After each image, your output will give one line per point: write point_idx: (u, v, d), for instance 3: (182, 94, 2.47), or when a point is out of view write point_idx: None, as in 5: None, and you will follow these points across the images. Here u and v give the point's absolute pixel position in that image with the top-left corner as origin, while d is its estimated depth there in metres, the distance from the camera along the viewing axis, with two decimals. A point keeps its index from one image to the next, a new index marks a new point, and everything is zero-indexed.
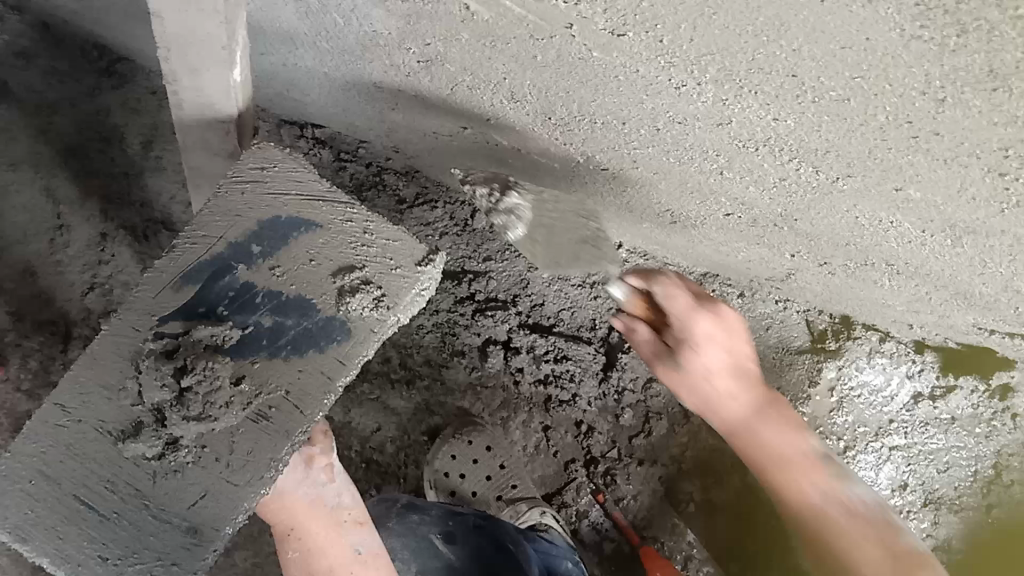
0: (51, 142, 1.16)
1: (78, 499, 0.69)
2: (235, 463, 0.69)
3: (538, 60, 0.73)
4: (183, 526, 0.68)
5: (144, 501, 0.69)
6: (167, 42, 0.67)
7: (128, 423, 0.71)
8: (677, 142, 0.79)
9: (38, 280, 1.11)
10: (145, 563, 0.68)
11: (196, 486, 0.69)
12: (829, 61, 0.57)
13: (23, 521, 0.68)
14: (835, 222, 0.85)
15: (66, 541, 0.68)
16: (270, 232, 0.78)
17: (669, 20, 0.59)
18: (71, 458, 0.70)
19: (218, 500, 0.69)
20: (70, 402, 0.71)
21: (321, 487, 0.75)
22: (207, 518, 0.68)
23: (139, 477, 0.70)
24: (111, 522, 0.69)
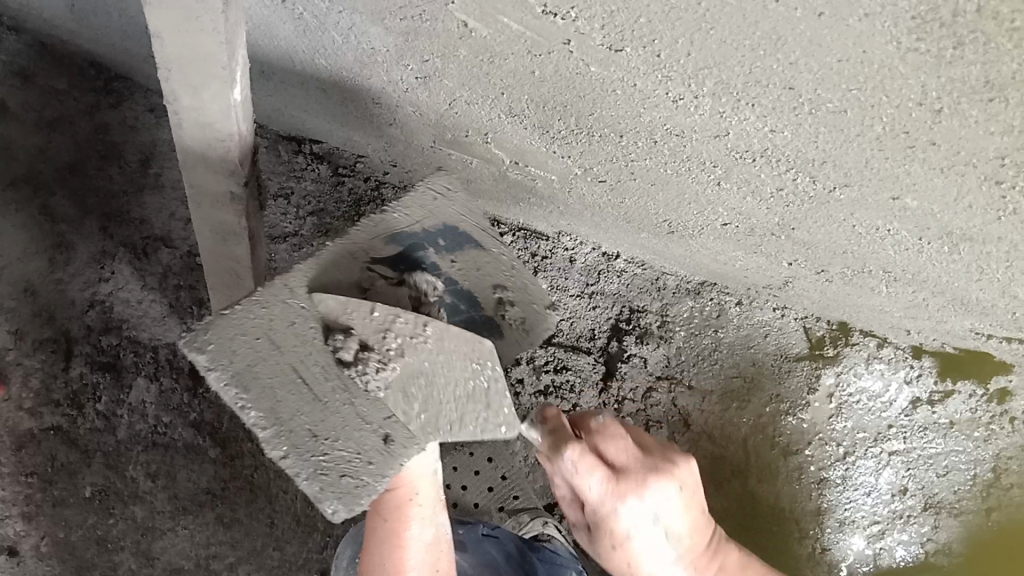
0: (51, 162, 1.16)
1: (294, 379, 0.68)
2: (434, 400, 0.68)
3: (537, 76, 0.73)
4: (380, 433, 0.68)
5: (352, 399, 0.68)
6: (169, 63, 0.67)
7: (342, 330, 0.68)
8: (675, 154, 0.79)
9: (38, 297, 1.13)
10: (346, 453, 0.67)
11: (392, 403, 0.68)
12: (825, 74, 0.58)
13: (242, 370, 0.67)
14: (832, 230, 0.85)
15: (280, 406, 0.67)
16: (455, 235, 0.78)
17: (666, 35, 0.60)
18: (292, 334, 0.68)
19: (411, 422, 0.68)
20: (297, 283, 0.69)
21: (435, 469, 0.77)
22: (403, 431, 0.68)
23: (348, 375, 0.68)
24: (319, 409, 0.68)
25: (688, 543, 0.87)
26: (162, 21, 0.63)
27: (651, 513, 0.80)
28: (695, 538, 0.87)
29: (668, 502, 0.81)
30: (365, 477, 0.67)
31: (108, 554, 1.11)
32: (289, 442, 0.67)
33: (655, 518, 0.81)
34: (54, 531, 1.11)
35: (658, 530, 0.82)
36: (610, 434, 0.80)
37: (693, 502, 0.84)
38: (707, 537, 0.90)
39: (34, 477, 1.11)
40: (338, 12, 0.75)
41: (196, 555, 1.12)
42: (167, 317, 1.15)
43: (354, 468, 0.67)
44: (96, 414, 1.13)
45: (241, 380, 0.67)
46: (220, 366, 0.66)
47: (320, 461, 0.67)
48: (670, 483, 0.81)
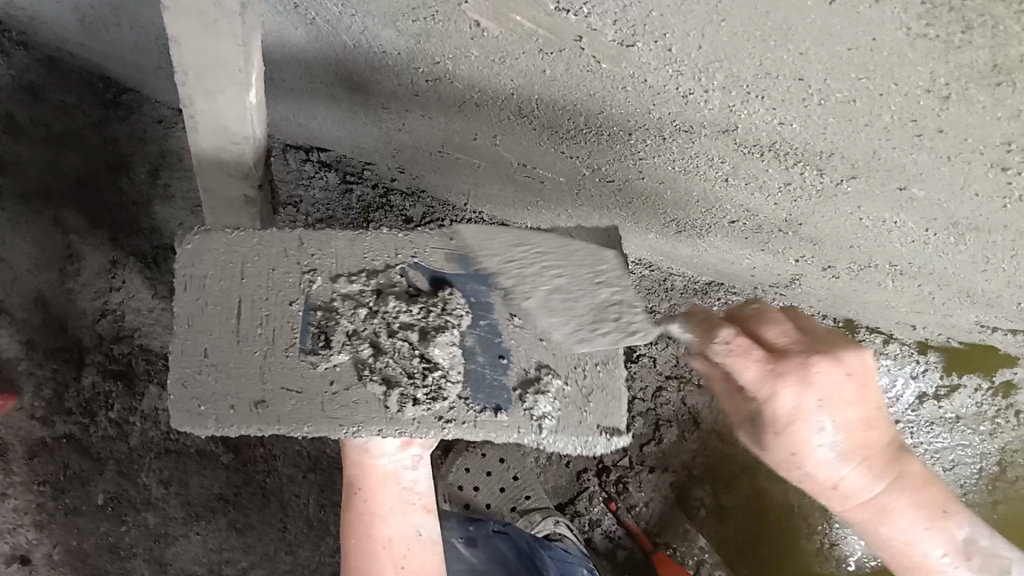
0: (59, 175, 1.16)
1: (231, 318, 0.65)
2: (338, 397, 0.64)
3: (548, 74, 0.74)
4: (255, 395, 0.64)
5: (267, 355, 0.65)
6: (185, 68, 0.68)
7: (325, 300, 0.67)
8: (684, 151, 0.81)
9: (50, 308, 1.13)
10: (215, 385, 0.64)
11: (301, 380, 0.64)
12: (836, 63, 0.59)
13: (193, 271, 0.66)
14: (839, 225, 0.86)
15: (200, 318, 0.65)
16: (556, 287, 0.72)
17: (678, 28, 0.61)
18: (263, 275, 0.67)
19: (303, 406, 0.64)
20: (309, 247, 0.68)
21: (404, 468, 0.77)
22: (279, 410, 0.64)
23: (282, 336, 0.65)
24: (231, 344, 0.65)
25: (859, 452, 0.65)
26: (180, 26, 0.64)
27: (831, 402, 0.62)
28: (868, 427, 0.65)
29: (840, 409, 0.63)
30: (198, 425, 0.64)
31: (120, 562, 1.12)
32: (183, 351, 0.65)
33: (829, 424, 0.63)
34: (67, 539, 1.12)
35: (842, 411, 0.63)
36: (770, 318, 0.65)
37: (866, 394, 0.64)
38: (880, 437, 0.67)
39: (47, 486, 1.12)
40: (349, 16, 0.76)
41: (208, 560, 1.13)
42: None
43: (215, 406, 0.64)
44: (108, 422, 1.13)
45: (190, 283, 0.66)
46: (183, 262, 0.66)
47: (187, 375, 0.64)
48: (836, 375, 0.62)
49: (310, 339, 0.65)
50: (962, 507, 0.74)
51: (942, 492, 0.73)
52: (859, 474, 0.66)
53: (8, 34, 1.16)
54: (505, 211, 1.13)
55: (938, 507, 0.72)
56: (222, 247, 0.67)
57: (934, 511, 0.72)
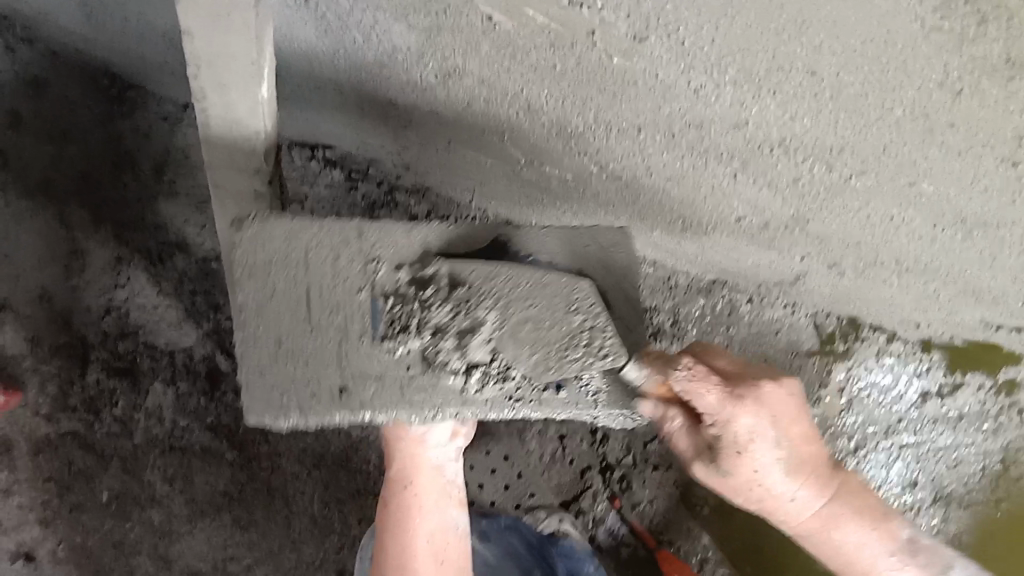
0: (64, 170, 1.16)
1: (301, 306, 0.65)
2: (416, 383, 0.66)
3: (558, 69, 0.75)
4: (337, 382, 0.66)
5: (343, 343, 0.66)
6: (197, 61, 0.68)
7: (390, 287, 0.67)
8: (693, 147, 0.81)
9: (54, 305, 1.14)
10: (291, 373, 0.66)
11: (379, 369, 0.66)
12: (849, 56, 0.60)
13: (256, 261, 0.65)
14: (847, 221, 0.87)
15: (267, 309, 0.65)
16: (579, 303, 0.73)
17: (691, 22, 0.61)
18: (328, 262, 0.66)
19: (382, 393, 0.66)
20: (370, 233, 0.67)
21: (447, 460, 0.78)
22: (359, 395, 0.66)
23: (352, 325, 0.66)
24: (306, 332, 0.65)
25: (802, 473, 0.68)
26: (195, 17, 0.65)
27: (765, 425, 0.64)
28: (805, 449, 0.68)
29: (784, 428, 0.66)
30: (281, 413, 0.65)
31: (125, 558, 1.12)
32: (254, 341, 0.65)
33: (768, 449, 0.65)
34: (71, 536, 1.12)
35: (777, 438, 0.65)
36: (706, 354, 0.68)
37: (801, 419, 0.68)
38: (816, 458, 0.70)
39: (52, 483, 1.12)
40: (361, 11, 0.76)
41: (213, 557, 1.14)
42: (183, 322, 1.15)
43: (294, 393, 0.66)
44: (112, 419, 1.13)
45: (251, 270, 0.65)
46: (245, 251, 0.65)
47: (261, 362, 0.65)
48: (763, 402, 0.64)
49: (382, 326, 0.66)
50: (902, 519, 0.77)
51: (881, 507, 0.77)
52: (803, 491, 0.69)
53: (12, 29, 1.15)
54: (509, 210, 1.13)
55: (879, 522, 0.75)
56: (281, 230, 0.65)
57: (872, 521, 0.75)
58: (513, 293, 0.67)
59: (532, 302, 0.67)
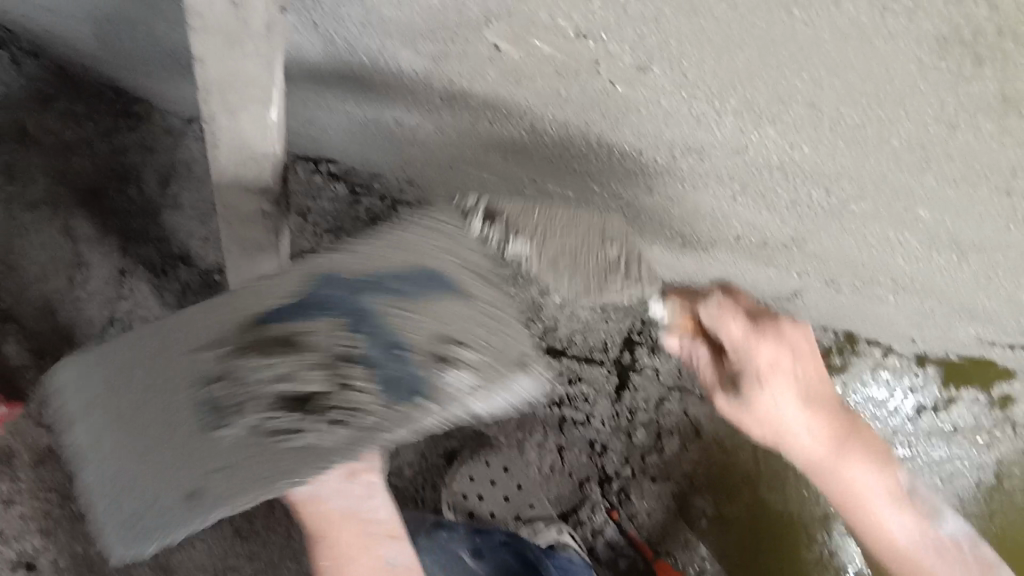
0: (71, 183, 1.18)
1: (137, 431, 0.70)
2: (259, 454, 0.66)
3: (562, 95, 0.76)
4: (189, 484, 0.66)
5: (184, 442, 0.68)
6: (208, 86, 0.69)
7: (204, 377, 0.70)
8: (693, 170, 0.82)
9: (58, 316, 1.14)
10: (145, 496, 0.68)
11: (220, 457, 0.66)
12: (847, 92, 0.61)
13: (94, 393, 0.71)
14: (845, 243, 0.88)
15: (109, 430, 0.71)
16: (415, 277, 0.73)
17: (695, 56, 0.62)
18: (152, 367, 0.71)
19: (222, 481, 0.65)
20: (186, 323, 0.72)
21: (363, 506, 0.78)
22: (204, 492, 0.65)
23: (184, 424, 0.68)
24: (141, 454, 0.69)
25: (811, 413, 0.87)
26: (205, 46, 0.65)
27: (772, 360, 0.83)
28: (816, 393, 0.88)
29: (795, 370, 0.86)
30: (146, 535, 0.68)
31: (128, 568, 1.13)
32: (105, 474, 0.70)
33: (776, 387, 0.85)
34: (73, 546, 1.12)
35: (789, 377, 0.85)
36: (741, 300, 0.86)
37: (813, 366, 0.87)
38: (829, 405, 0.89)
39: (54, 493, 1.13)
40: (368, 36, 0.78)
41: (214, 568, 1.14)
42: None
43: (151, 513, 0.68)
44: None
45: (88, 406, 0.71)
46: (67, 394, 0.72)
47: (112, 491, 0.69)
48: (777, 343, 0.83)
49: (212, 414, 0.68)
50: (896, 474, 0.96)
51: (887, 470, 0.95)
52: (815, 431, 0.88)
53: (19, 43, 1.18)
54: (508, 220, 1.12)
55: (884, 467, 0.95)
56: (105, 376, 0.72)
57: (878, 466, 0.95)
58: (421, 243, 0.75)
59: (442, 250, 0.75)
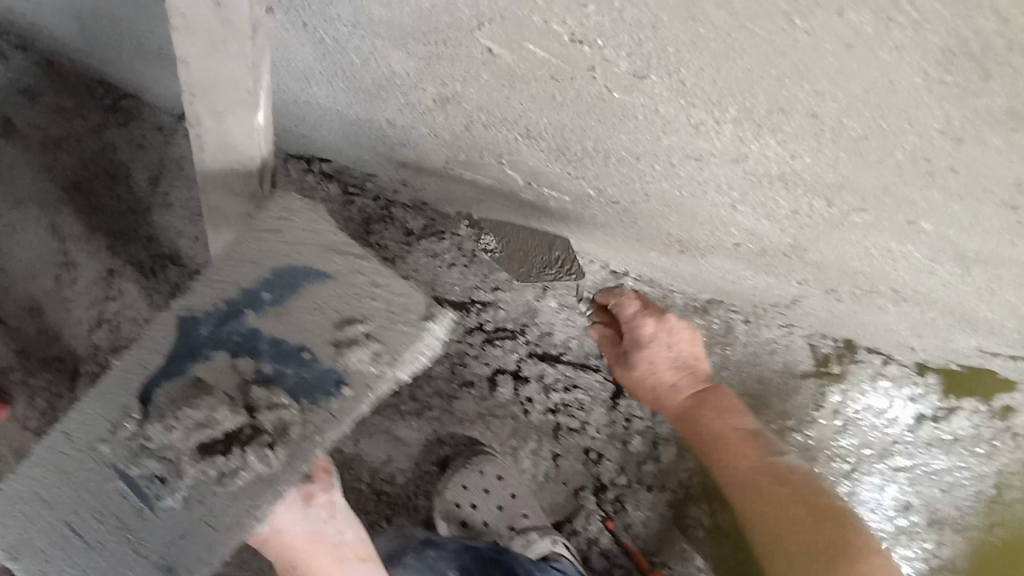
0: (56, 179, 1.17)
1: (83, 516, 0.84)
2: (210, 520, 0.78)
3: (557, 100, 0.74)
4: (163, 557, 0.80)
5: (126, 531, 0.82)
6: (193, 88, 0.67)
7: (127, 453, 0.83)
8: (691, 177, 0.80)
9: (44, 317, 1.13)
10: None
11: (173, 527, 0.80)
12: (850, 102, 0.59)
13: (18, 539, 0.85)
14: (845, 252, 0.86)
15: (51, 530, 0.84)
16: (284, 279, 0.86)
17: (692, 64, 0.60)
18: (79, 473, 0.84)
19: (193, 546, 0.78)
20: (76, 426, 0.86)
21: (324, 523, 0.85)
22: (181, 561, 0.79)
23: (121, 510, 0.82)
24: (93, 555, 0.83)
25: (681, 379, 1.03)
26: (189, 47, 0.64)
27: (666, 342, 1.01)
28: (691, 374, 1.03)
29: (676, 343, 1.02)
30: None
31: None
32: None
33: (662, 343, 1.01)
34: None
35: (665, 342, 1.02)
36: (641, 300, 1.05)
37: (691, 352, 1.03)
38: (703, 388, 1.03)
39: None
40: (359, 37, 0.76)
41: None
42: None
43: None
44: None
45: (20, 524, 0.85)
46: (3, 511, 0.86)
47: None
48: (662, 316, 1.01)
49: (147, 494, 0.81)
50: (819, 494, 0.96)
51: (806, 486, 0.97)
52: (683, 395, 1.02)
53: (8, 38, 1.20)
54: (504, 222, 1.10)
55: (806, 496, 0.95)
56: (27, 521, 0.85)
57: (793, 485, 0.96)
58: (293, 236, 0.87)
59: (301, 239, 0.87)
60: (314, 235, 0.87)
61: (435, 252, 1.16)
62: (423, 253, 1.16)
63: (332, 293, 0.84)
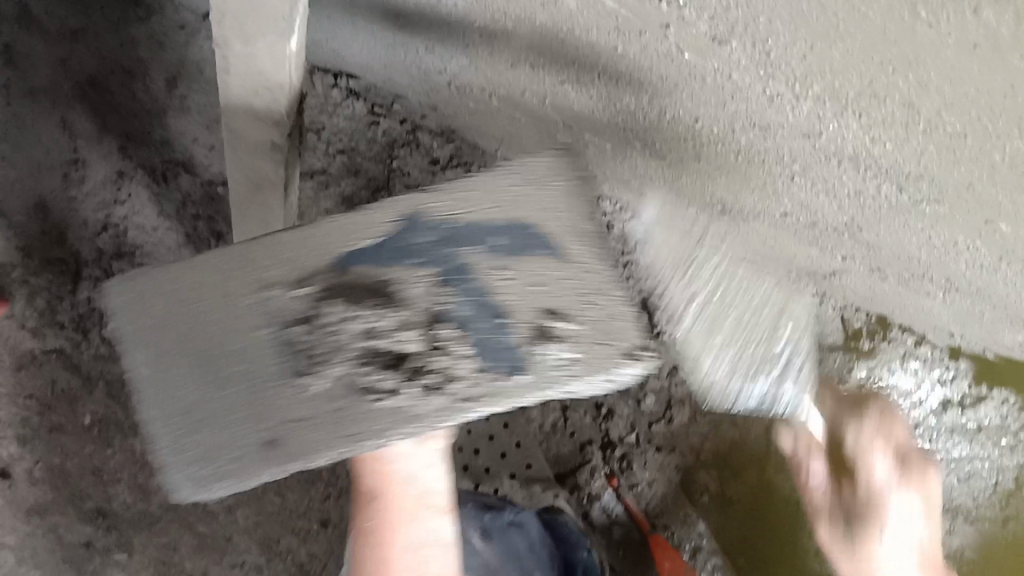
0: (71, 75, 1.09)
1: (169, 331, 0.55)
2: (338, 412, 0.52)
3: (619, 51, 0.67)
4: (259, 436, 0.52)
5: (250, 379, 0.54)
6: (223, 7, 0.60)
7: (286, 280, 0.55)
8: (752, 145, 0.74)
9: (50, 215, 1.09)
10: (211, 434, 0.54)
11: (308, 404, 0.52)
12: (956, 101, 0.53)
13: (139, 324, 0.56)
14: (904, 238, 0.81)
15: (176, 367, 0.55)
16: (523, 232, 0.57)
17: (785, 37, 0.54)
18: (226, 272, 0.55)
19: (312, 427, 0.52)
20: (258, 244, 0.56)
21: (426, 473, 0.59)
22: (292, 440, 0.52)
23: (268, 349, 0.54)
24: (191, 372, 0.55)
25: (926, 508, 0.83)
26: None
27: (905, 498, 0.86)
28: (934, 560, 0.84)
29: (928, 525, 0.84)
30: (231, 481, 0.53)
31: (104, 486, 1.08)
32: (162, 411, 0.55)
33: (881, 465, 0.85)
34: (52, 459, 1.08)
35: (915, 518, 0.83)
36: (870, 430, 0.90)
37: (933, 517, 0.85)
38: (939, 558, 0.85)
39: (34, 400, 1.08)
40: None
41: None
42: (182, 248, 1.09)
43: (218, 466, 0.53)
44: (100, 341, 1.08)
45: (141, 336, 0.56)
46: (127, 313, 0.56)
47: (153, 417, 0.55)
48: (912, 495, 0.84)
49: (296, 346, 0.53)
50: None
51: None
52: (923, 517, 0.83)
53: None
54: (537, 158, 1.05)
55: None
56: (147, 293, 0.56)
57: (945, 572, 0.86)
58: (541, 186, 0.59)
59: (553, 191, 0.59)
60: (572, 195, 0.60)
61: None
62: None
63: (565, 269, 0.57)
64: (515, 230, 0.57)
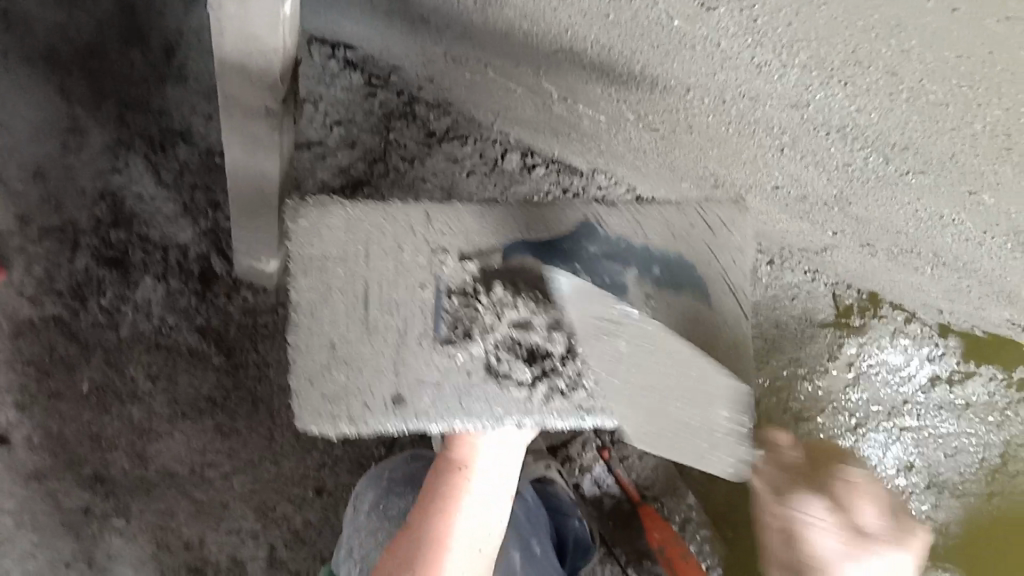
0: (71, 40, 1.11)
1: (337, 281, 0.74)
2: (473, 389, 0.73)
3: (611, 19, 0.68)
4: (391, 391, 0.72)
5: (400, 343, 0.73)
6: None
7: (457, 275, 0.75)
8: (741, 116, 0.75)
9: (48, 182, 1.10)
10: (343, 381, 0.72)
11: (440, 370, 0.73)
12: (937, 66, 0.54)
13: (318, 259, 0.74)
14: (892, 211, 0.82)
15: (331, 304, 0.73)
16: (677, 266, 0.80)
17: (772, 2, 0.55)
18: (390, 256, 0.75)
19: (441, 394, 0.72)
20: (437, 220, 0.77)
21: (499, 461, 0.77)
22: (418, 399, 0.72)
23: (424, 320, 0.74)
24: (356, 327, 0.73)
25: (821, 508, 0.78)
26: None
27: None
28: None
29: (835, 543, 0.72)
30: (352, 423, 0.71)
31: (101, 452, 1.08)
32: (309, 345, 0.72)
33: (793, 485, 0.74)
34: (48, 424, 1.08)
35: None
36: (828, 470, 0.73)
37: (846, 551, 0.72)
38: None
39: (32, 367, 1.09)
40: None
41: (191, 462, 1.09)
42: (179, 218, 1.10)
43: (343, 404, 0.72)
44: (99, 309, 1.09)
45: (307, 266, 0.74)
46: (300, 240, 0.74)
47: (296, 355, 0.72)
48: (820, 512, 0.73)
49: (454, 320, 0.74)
50: None
51: None
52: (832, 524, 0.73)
53: None
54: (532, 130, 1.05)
55: None
56: (324, 239, 0.74)
57: None
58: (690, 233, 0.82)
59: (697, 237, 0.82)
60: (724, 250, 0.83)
61: (455, 156, 1.09)
62: (443, 156, 1.09)
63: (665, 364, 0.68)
64: (672, 261, 0.80)
